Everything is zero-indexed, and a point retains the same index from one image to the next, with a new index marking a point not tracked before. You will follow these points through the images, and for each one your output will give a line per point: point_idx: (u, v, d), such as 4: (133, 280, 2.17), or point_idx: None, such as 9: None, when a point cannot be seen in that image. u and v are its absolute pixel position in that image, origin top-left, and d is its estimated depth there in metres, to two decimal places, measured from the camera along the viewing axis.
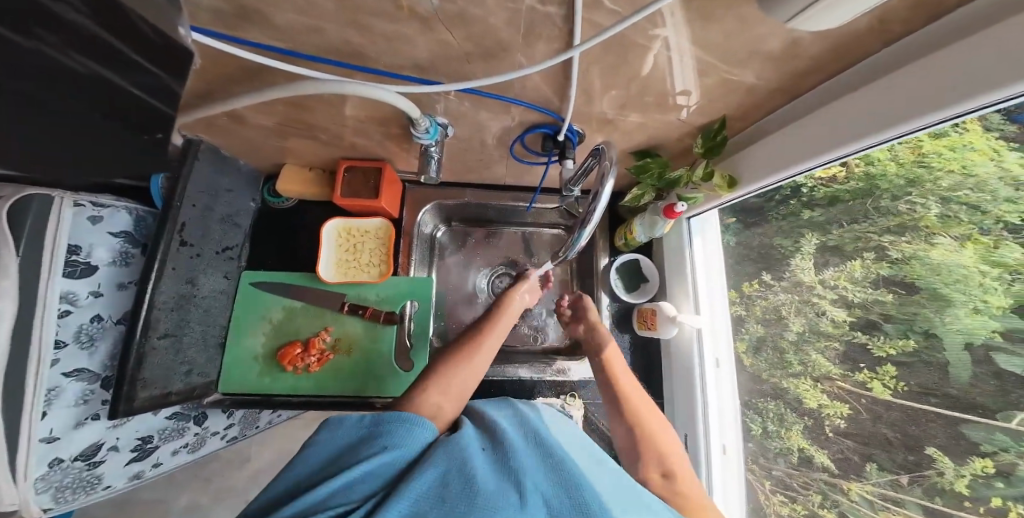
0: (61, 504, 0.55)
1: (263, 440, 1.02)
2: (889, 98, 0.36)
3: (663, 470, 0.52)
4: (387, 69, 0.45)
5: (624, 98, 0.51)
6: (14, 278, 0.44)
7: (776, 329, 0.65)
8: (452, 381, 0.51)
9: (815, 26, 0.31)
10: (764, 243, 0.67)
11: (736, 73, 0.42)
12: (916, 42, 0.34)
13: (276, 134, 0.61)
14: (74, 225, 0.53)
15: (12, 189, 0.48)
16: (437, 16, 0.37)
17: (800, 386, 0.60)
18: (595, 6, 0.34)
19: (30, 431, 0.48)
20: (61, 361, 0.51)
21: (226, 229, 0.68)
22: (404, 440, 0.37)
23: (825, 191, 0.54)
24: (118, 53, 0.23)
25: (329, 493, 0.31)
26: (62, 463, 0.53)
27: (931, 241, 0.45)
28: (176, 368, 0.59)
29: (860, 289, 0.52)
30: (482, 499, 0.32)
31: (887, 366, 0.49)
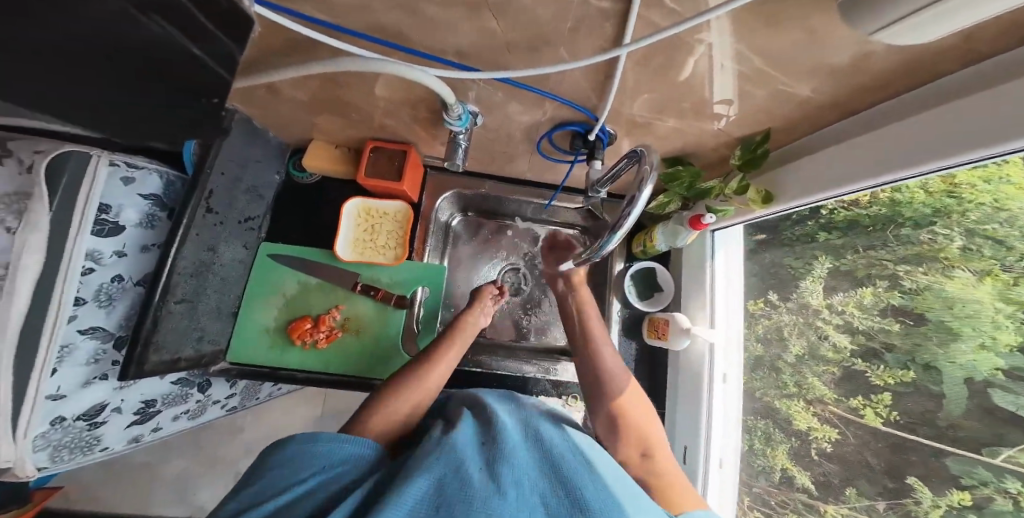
0: (58, 463, 0.56)
1: (258, 412, 1.04)
2: (941, 126, 0.34)
3: (642, 451, 0.53)
4: (429, 53, 0.44)
5: (665, 102, 0.49)
6: (43, 232, 0.46)
7: (776, 350, 0.65)
8: (416, 390, 0.52)
9: (911, 40, 0.27)
10: (774, 262, 0.66)
11: (791, 85, 0.41)
12: (1015, 59, 0.30)
13: (307, 110, 0.61)
14: (108, 186, 0.53)
15: (54, 144, 0.50)
16: (488, 3, 0.36)
17: (792, 407, 0.61)
18: (655, 5, 0.33)
19: (39, 387, 0.49)
20: (78, 318, 0.51)
21: (251, 199, 0.68)
22: (338, 454, 0.37)
23: (845, 214, 0.53)
24: (188, 11, 0.21)
25: (289, 502, 0.32)
26: (63, 422, 0.54)
27: (949, 273, 0.44)
28: (189, 334, 0.60)
29: (867, 317, 0.52)
30: (477, 497, 0.32)
31: (883, 395, 0.50)
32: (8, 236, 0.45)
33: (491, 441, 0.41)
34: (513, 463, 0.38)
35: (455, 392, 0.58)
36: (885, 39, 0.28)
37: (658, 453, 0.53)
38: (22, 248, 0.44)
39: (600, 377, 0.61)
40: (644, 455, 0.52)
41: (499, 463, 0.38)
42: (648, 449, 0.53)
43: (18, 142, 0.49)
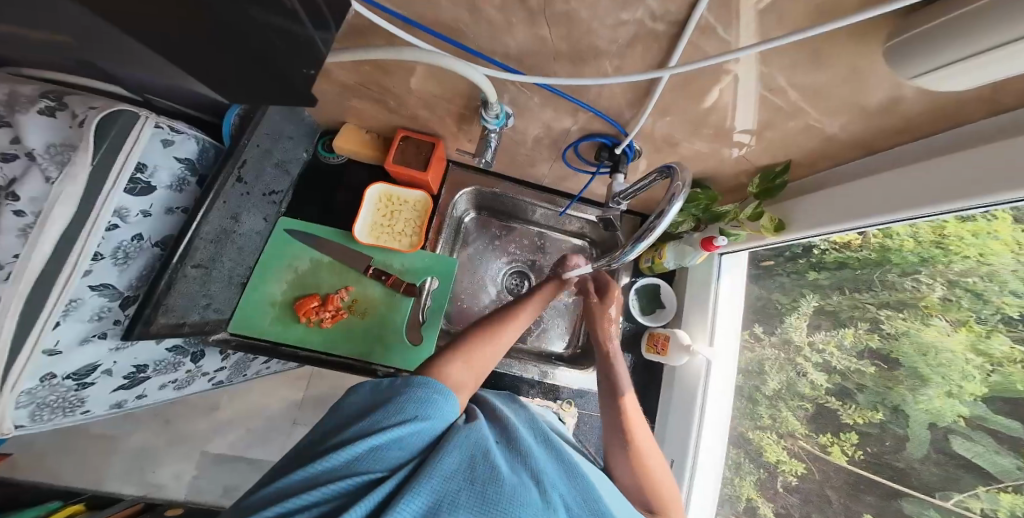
0: (36, 421, 0.56)
1: (233, 391, 1.02)
2: (943, 173, 0.37)
3: (648, 508, 0.50)
4: (479, 51, 0.47)
5: (693, 126, 0.52)
6: (79, 183, 0.46)
7: (754, 382, 0.71)
8: (477, 355, 0.50)
9: (952, 85, 0.29)
10: (762, 297, 0.72)
11: (822, 122, 0.44)
12: (1006, 122, 0.34)
13: (348, 91, 0.64)
14: (149, 146, 0.53)
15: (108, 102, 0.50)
16: (547, 10, 0.39)
17: (764, 440, 0.67)
18: (707, 32, 0.36)
19: (36, 341, 0.47)
20: (93, 273, 0.50)
21: (277, 174, 0.70)
22: (425, 408, 0.38)
23: (834, 256, 0.58)
24: None
25: (361, 451, 0.33)
26: (52, 379, 0.53)
27: (927, 321, 0.49)
28: (197, 300, 0.60)
29: (845, 357, 0.57)
30: (510, 484, 0.34)
31: (851, 434, 0.55)
32: (46, 185, 0.45)
33: (507, 439, 0.43)
34: (538, 465, 0.40)
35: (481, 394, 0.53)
36: (920, 82, 0.31)
37: (669, 510, 0.50)
38: (57, 199, 0.45)
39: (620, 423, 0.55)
40: (650, 510, 0.49)
41: (517, 458, 0.40)
42: (655, 505, 0.50)
43: (72, 96, 0.49)
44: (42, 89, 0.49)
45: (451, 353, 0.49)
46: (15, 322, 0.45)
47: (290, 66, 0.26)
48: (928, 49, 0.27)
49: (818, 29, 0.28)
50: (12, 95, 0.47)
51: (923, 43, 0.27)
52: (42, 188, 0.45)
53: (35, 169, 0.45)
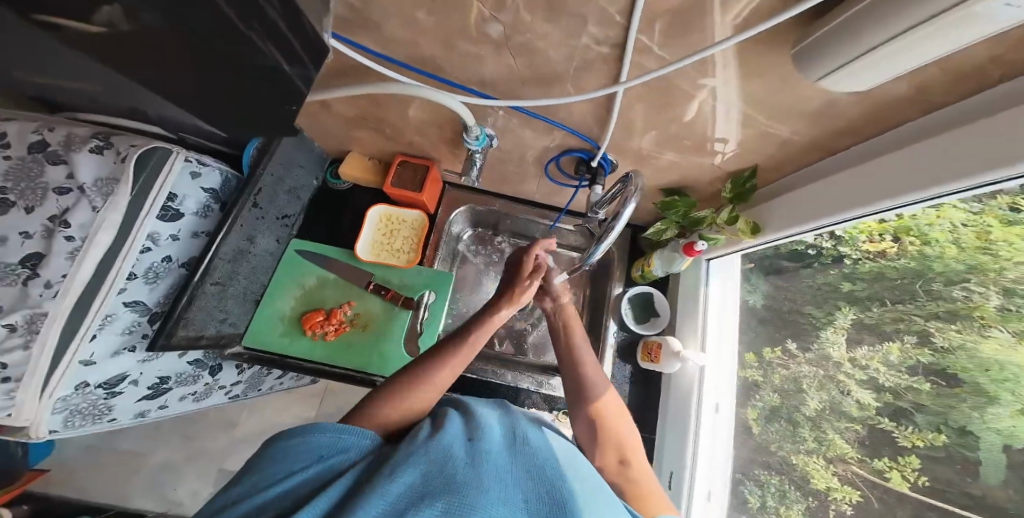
0: (67, 427, 0.61)
1: (251, 408, 1.08)
2: (911, 166, 0.37)
3: (619, 457, 0.52)
4: (456, 82, 0.53)
5: (662, 138, 0.55)
6: (120, 212, 0.54)
7: (792, 402, 0.63)
8: (413, 395, 0.47)
9: (850, 86, 0.32)
10: (793, 309, 0.66)
11: (775, 128, 0.46)
12: (943, 117, 0.36)
13: (350, 124, 0.71)
14: (179, 178, 0.59)
15: (147, 141, 0.57)
16: (508, 43, 0.44)
17: (811, 465, 0.57)
18: (645, 52, 0.40)
19: (75, 351, 0.53)
20: (127, 291, 0.56)
21: (290, 200, 0.77)
22: (337, 446, 0.37)
23: (869, 266, 0.53)
24: (274, 25, 0.23)
25: (269, 499, 0.31)
26: (86, 387, 0.58)
27: (983, 333, 0.42)
28: (214, 315, 0.65)
29: (894, 374, 0.49)
30: (465, 488, 0.34)
31: (910, 457, 0.47)
32: (92, 213, 0.52)
33: (477, 439, 0.42)
34: (499, 473, 0.38)
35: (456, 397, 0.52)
36: (825, 85, 0.34)
37: (632, 454, 0.52)
38: (100, 226, 0.52)
39: (579, 382, 0.60)
40: (623, 461, 0.51)
41: (483, 462, 0.38)
42: (624, 454, 0.52)
43: (118, 137, 0.57)
44: (93, 131, 0.57)
45: (383, 395, 0.46)
46: (54, 332, 0.51)
47: (279, 104, 0.30)
48: (825, 51, 0.30)
49: (718, 47, 0.32)
50: (70, 137, 0.55)
51: (820, 46, 0.30)
52: (89, 216, 0.52)
53: (83, 200, 0.53)
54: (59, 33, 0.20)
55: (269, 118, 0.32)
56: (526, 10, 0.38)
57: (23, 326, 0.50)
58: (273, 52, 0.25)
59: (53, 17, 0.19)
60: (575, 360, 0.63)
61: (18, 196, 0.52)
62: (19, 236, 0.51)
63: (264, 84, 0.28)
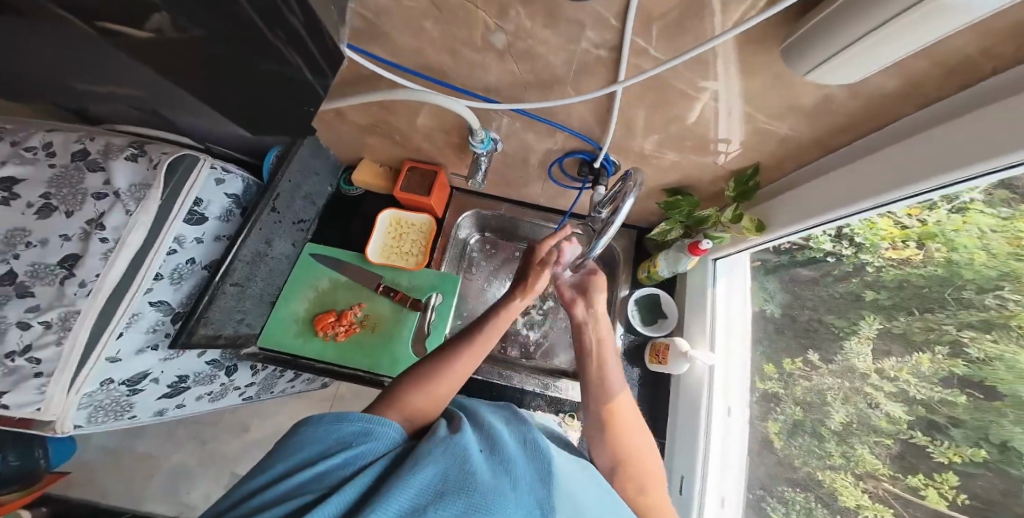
0: (91, 423, 0.62)
1: (263, 413, 1.10)
2: (911, 161, 0.37)
3: (641, 488, 0.48)
4: (461, 87, 0.55)
5: (663, 138, 0.56)
6: (150, 214, 0.58)
7: (816, 415, 0.60)
8: (424, 392, 0.45)
9: (836, 79, 0.33)
10: (812, 319, 0.63)
11: (772, 124, 0.47)
12: (941, 110, 0.36)
13: (362, 131, 0.74)
14: (205, 184, 0.62)
15: (176, 149, 0.61)
16: (509, 50, 0.45)
17: (837, 481, 0.54)
18: (642, 53, 0.41)
19: (102, 349, 0.55)
20: (153, 291, 0.59)
21: (306, 205, 0.80)
22: (368, 437, 0.36)
23: (894, 273, 0.52)
24: (296, 32, 0.25)
25: (296, 485, 0.31)
26: (110, 384, 0.59)
27: (1022, 343, 0.39)
28: (231, 315, 0.68)
29: (925, 386, 0.47)
30: (481, 492, 0.33)
31: (948, 474, 0.44)
32: (126, 216, 0.57)
33: (493, 443, 0.41)
34: (519, 479, 0.36)
35: (466, 400, 0.50)
36: (812, 78, 0.34)
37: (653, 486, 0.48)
38: (131, 227, 0.56)
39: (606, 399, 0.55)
40: (644, 491, 0.48)
41: (502, 466, 0.37)
42: (646, 485, 0.48)
43: (151, 146, 0.61)
44: (129, 141, 0.62)
45: (393, 394, 0.44)
46: (87, 327, 0.54)
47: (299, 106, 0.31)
48: (809, 49, 0.31)
49: (716, 40, 0.33)
50: (108, 146, 0.60)
51: (802, 44, 0.31)
52: (122, 219, 0.56)
53: (118, 205, 0.57)
54: (119, 38, 0.22)
55: (291, 123, 0.33)
56: (528, 18, 0.40)
57: (57, 324, 0.53)
58: (295, 58, 0.26)
59: (110, 24, 0.21)
60: (604, 374, 0.58)
61: (61, 201, 0.57)
62: (59, 238, 0.56)
63: (287, 90, 0.29)
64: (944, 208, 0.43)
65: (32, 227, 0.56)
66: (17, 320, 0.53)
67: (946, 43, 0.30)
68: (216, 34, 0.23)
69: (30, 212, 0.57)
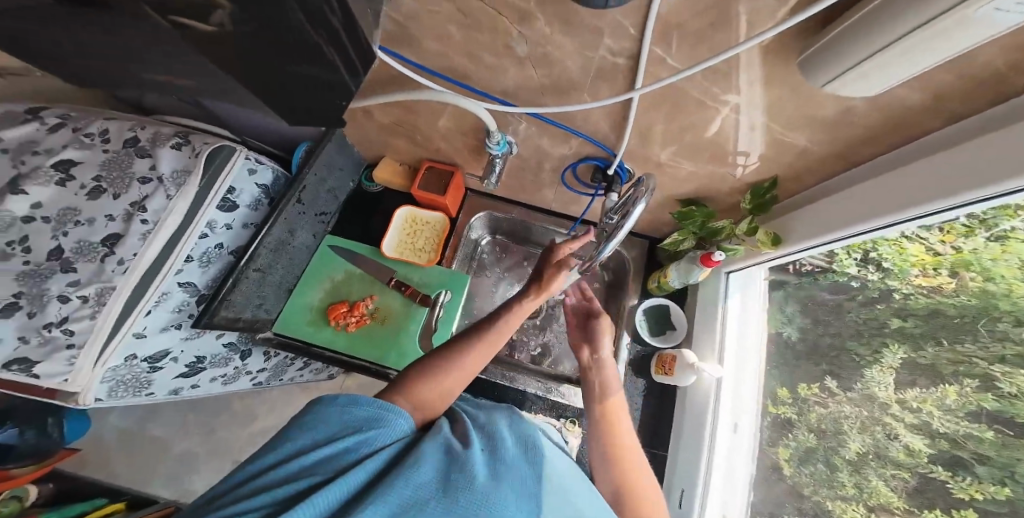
0: (111, 397, 0.64)
1: (271, 402, 1.13)
2: (939, 179, 0.36)
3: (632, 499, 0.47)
4: (481, 90, 0.56)
5: (679, 148, 0.56)
6: (188, 199, 0.60)
7: (829, 443, 0.58)
8: (433, 385, 0.46)
9: (857, 93, 0.33)
10: (835, 344, 0.61)
11: (790, 136, 0.46)
12: (974, 125, 0.35)
13: (385, 130, 0.77)
14: (238, 173, 0.66)
15: (217, 140, 0.65)
16: (528, 55, 0.47)
17: (848, 512, 0.53)
18: (660, 62, 0.42)
19: (131, 324, 0.57)
20: (183, 272, 0.62)
21: (328, 199, 0.83)
22: (375, 423, 0.37)
23: (922, 302, 0.50)
24: (336, 32, 0.25)
25: (305, 465, 0.32)
26: (133, 360, 0.62)
27: None
28: (252, 300, 0.71)
29: (951, 420, 0.45)
30: (482, 490, 0.33)
31: (967, 511, 0.42)
32: (166, 200, 0.60)
33: (496, 443, 0.41)
34: (519, 480, 0.36)
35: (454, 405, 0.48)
36: (833, 91, 0.34)
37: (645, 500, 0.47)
38: (170, 211, 0.59)
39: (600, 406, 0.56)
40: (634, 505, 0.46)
41: (503, 467, 0.37)
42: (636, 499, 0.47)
43: (194, 136, 0.65)
44: (175, 130, 0.66)
45: (403, 385, 0.45)
46: (119, 304, 0.56)
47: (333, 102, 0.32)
48: (828, 58, 0.31)
49: (740, 47, 0.33)
50: (157, 134, 0.64)
51: (826, 52, 0.31)
52: (163, 203, 0.60)
53: (161, 189, 0.60)
54: (188, 33, 0.23)
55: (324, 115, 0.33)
56: (545, 24, 0.41)
57: (93, 299, 0.55)
58: (334, 57, 0.26)
59: (183, 19, 0.22)
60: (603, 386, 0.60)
61: (110, 184, 0.61)
62: (105, 218, 0.59)
63: (324, 88, 0.29)
64: (982, 236, 0.42)
65: (82, 206, 0.60)
66: (58, 294, 0.55)
67: (970, 56, 0.29)
68: (263, 33, 0.23)
69: (81, 193, 0.60)
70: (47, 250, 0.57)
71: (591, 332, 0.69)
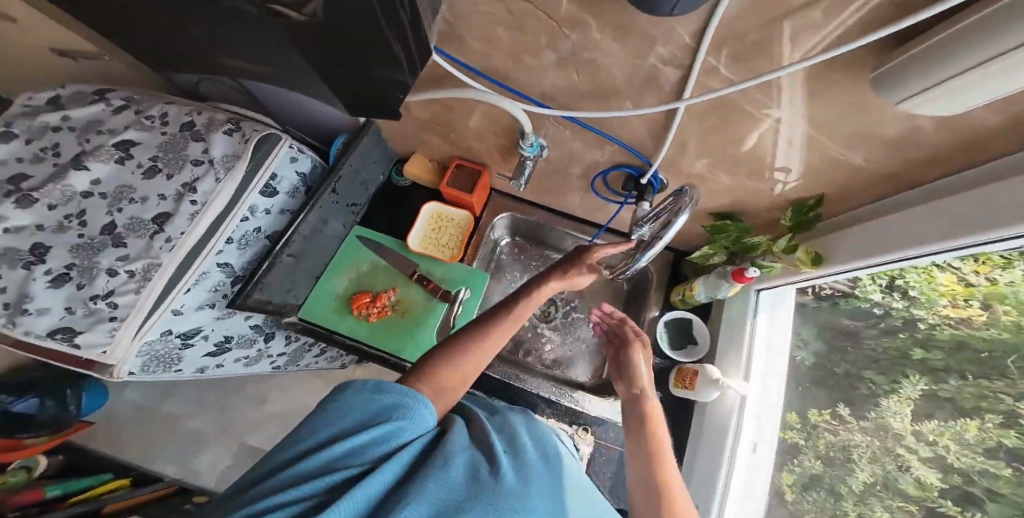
0: (144, 372, 0.67)
1: (283, 387, 1.15)
2: (991, 205, 0.34)
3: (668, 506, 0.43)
4: (519, 91, 0.56)
5: (717, 161, 0.56)
6: (234, 183, 0.62)
7: (838, 472, 0.60)
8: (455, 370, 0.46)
9: (937, 111, 0.31)
10: (850, 373, 0.63)
11: (841, 154, 0.45)
12: None
13: (420, 126, 0.78)
14: (282, 161, 0.67)
15: (266, 128, 0.66)
16: (572, 60, 0.46)
17: None
18: (712, 72, 0.41)
19: (170, 301, 0.60)
20: (223, 253, 0.64)
21: (360, 190, 0.84)
22: (401, 414, 0.37)
23: (949, 332, 0.51)
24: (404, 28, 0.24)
25: (336, 455, 0.32)
26: (168, 335, 0.64)
27: None
28: (282, 284, 0.72)
29: (968, 456, 0.47)
30: (511, 492, 0.33)
31: None
32: (215, 183, 0.61)
33: (519, 444, 0.41)
34: (544, 483, 0.37)
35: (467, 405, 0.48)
36: (909, 109, 0.33)
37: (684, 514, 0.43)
38: (217, 194, 0.61)
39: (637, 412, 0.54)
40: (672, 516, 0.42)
41: (528, 468, 0.38)
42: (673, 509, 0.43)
43: (246, 123, 0.67)
44: (228, 117, 0.67)
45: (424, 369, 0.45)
46: (163, 281, 0.58)
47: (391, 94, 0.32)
48: (906, 75, 0.30)
49: (784, 71, 0.33)
50: (212, 119, 0.66)
51: (902, 70, 0.30)
52: (212, 185, 0.61)
53: (211, 172, 0.62)
54: (283, 19, 0.24)
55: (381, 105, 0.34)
56: (597, 31, 0.41)
57: (139, 274, 0.57)
58: (398, 52, 0.26)
59: (278, 7, 0.23)
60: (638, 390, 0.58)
61: (165, 164, 0.63)
62: (157, 197, 0.61)
63: (383, 78, 0.29)
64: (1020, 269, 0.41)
65: (137, 185, 0.62)
66: (107, 267, 0.57)
67: None
68: (340, 18, 0.23)
69: (138, 172, 0.63)
70: (102, 225, 0.60)
71: (626, 361, 0.64)
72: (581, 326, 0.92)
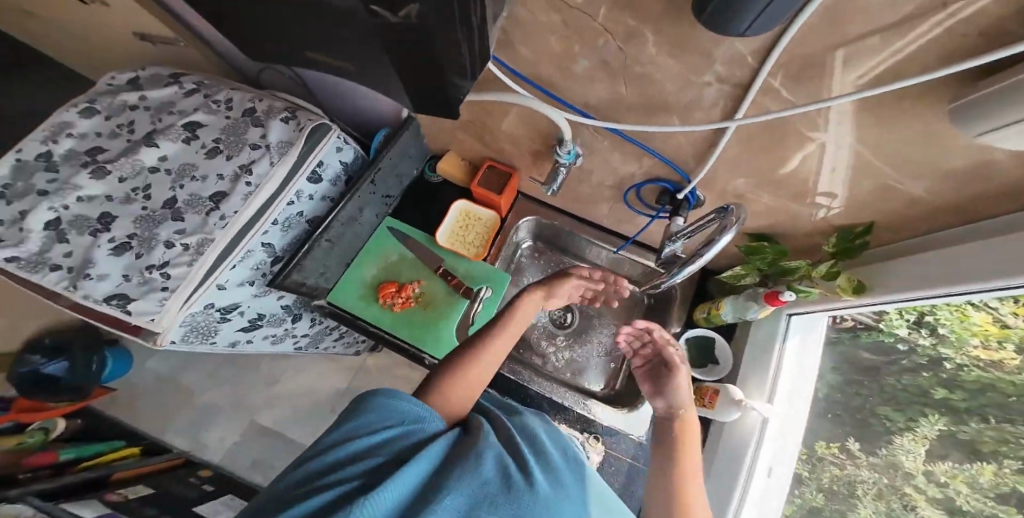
0: (184, 341, 0.70)
1: (297, 368, 1.19)
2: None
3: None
4: (561, 97, 0.56)
5: (759, 181, 0.55)
6: (285, 167, 0.65)
7: (839, 507, 0.61)
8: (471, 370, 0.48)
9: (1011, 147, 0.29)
10: (864, 407, 0.64)
11: (901, 183, 0.44)
12: None
13: (458, 126, 0.79)
14: (329, 150, 0.69)
15: (318, 117, 0.69)
16: (622, 72, 0.46)
17: None
18: (771, 92, 0.40)
19: (216, 275, 0.62)
20: (268, 233, 0.66)
21: (394, 183, 0.86)
22: (413, 418, 0.38)
23: (977, 375, 0.50)
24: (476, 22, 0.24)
25: (360, 449, 0.33)
26: (210, 308, 0.67)
27: None
28: (317, 268, 0.75)
29: (979, 500, 0.48)
30: (538, 495, 0.33)
31: None
32: (269, 167, 0.64)
33: (541, 448, 0.41)
34: (567, 487, 0.36)
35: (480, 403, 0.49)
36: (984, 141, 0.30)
37: None
38: (269, 177, 0.63)
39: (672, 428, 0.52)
40: None
41: (551, 472, 0.37)
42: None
43: (301, 112, 0.69)
44: (285, 105, 0.70)
45: (446, 369, 0.47)
46: (212, 256, 0.60)
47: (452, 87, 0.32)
48: (980, 109, 0.28)
49: (841, 99, 0.33)
50: (271, 107, 0.69)
51: (979, 104, 0.28)
52: (267, 168, 0.64)
53: (266, 156, 0.64)
54: (380, 21, 0.24)
55: (439, 98, 0.34)
56: (653, 45, 0.40)
57: (193, 248, 0.60)
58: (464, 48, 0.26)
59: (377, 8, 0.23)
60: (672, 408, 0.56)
61: (226, 146, 0.66)
62: (216, 176, 0.64)
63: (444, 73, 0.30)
64: None
65: (199, 163, 0.65)
66: (165, 239, 0.61)
67: None
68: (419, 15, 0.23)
69: (201, 152, 0.66)
70: (164, 199, 0.63)
71: (666, 386, 0.60)
72: (597, 334, 0.92)
